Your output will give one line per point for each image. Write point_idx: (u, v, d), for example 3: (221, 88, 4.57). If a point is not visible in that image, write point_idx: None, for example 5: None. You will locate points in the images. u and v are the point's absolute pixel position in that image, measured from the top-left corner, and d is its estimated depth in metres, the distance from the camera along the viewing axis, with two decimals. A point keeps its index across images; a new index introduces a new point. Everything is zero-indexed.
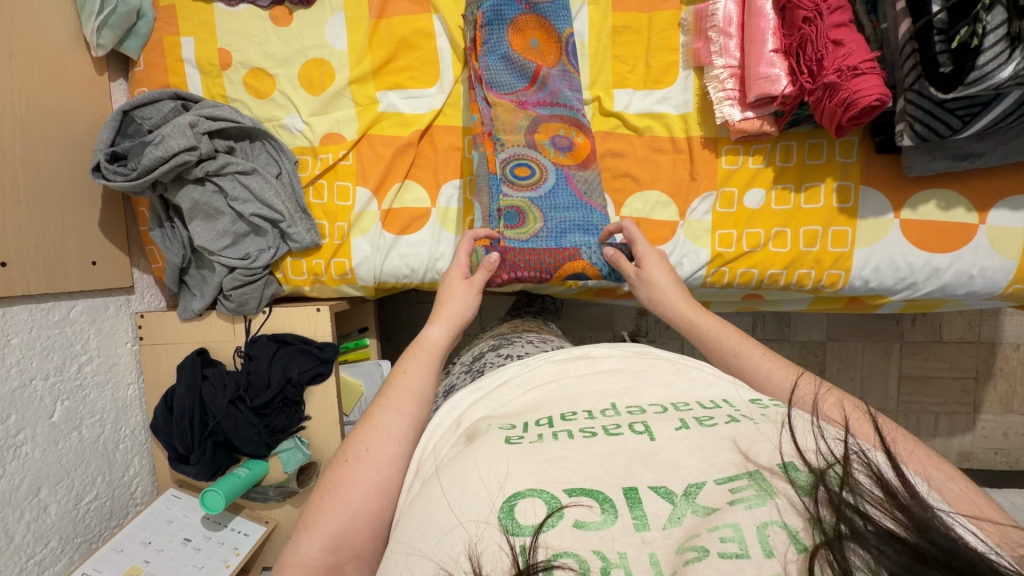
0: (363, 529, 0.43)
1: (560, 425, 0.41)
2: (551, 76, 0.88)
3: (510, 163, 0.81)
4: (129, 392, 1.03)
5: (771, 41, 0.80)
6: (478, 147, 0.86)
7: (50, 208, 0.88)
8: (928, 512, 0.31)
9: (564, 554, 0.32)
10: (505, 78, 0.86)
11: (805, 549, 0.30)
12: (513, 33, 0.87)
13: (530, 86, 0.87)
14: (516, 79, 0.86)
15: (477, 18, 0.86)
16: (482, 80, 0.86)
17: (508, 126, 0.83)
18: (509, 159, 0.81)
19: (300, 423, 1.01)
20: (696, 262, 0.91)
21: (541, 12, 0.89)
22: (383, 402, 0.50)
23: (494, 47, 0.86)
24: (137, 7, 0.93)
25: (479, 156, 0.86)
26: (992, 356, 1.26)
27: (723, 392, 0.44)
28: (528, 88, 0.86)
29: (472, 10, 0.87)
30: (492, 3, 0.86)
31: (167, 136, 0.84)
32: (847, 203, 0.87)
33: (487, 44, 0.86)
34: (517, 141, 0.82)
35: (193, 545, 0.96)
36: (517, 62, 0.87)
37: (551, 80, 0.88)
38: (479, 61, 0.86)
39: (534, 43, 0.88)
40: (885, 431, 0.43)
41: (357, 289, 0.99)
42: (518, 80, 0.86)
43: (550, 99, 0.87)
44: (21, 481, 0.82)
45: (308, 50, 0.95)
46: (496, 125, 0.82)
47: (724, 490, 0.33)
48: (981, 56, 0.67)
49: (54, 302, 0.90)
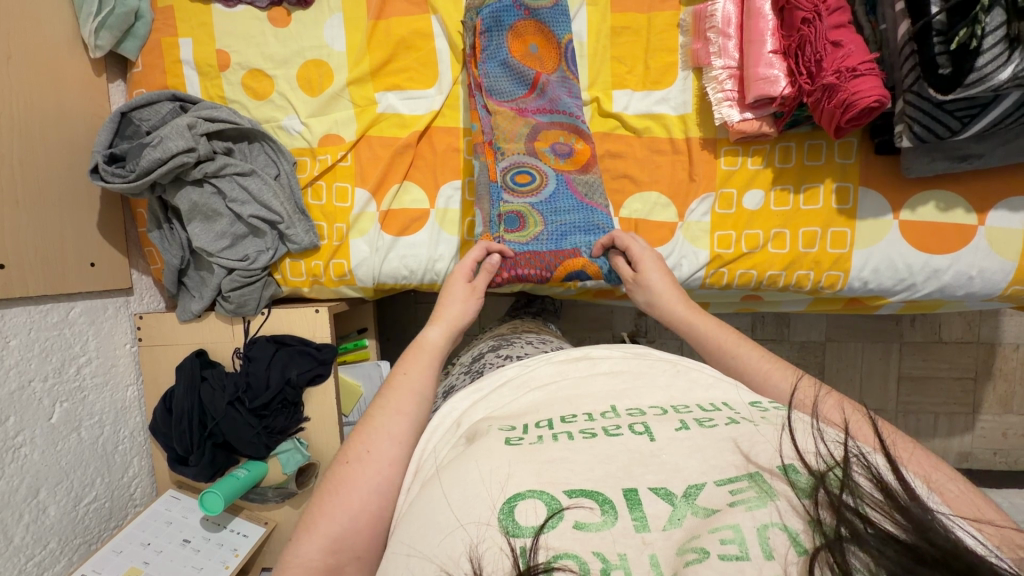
0: (363, 529, 0.43)
1: (560, 427, 0.41)
2: (550, 83, 0.89)
3: (510, 171, 0.82)
4: (128, 393, 1.04)
5: (770, 42, 0.80)
6: (478, 155, 0.87)
7: (49, 209, 0.88)
8: (928, 514, 0.31)
9: (564, 556, 0.32)
10: (505, 85, 0.87)
11: (805, 552, 0.30)
12: (513, 39, 0.88)
13: (530, 93, 0.88)
14: (515, 86, 0.88)
15: (477, 24, 0.87)
16: (482, 87, 0.87)
17: (508, 135, 0.84)
18: (509, 167, 0.82)
19: (299, 424, 1.01)
20: (695, 263, 0.90)
21: (541, 17, 0.89)
22: (382, 403, 0.50)
23: (494, 53, 0.88)
24: (135, 8, 0.93)
25: (480, 165, 0.87)
26: (992, 356, 1.26)
27: (723, 394, 0.44)
28: (527, 96, 0.87)
29: (471, 16, 0.88)
30: (491, 9, 0.87)
31: (165, 137, 0.84)
32: (847, 203, 0.87)
33: (487, 51, 0.88)
34: (517, 149, 0.83)
35: (192, 546, 0.97)
36: (517, 68, 0.88)
37: (550, 88, 0.89)
38: (478, 68, 0.87)
39: (533, 49, 0.89)
40: (884, 433, 0.43)
41: (356, 290, 0.99)
42: (517, 87, 0.88)
43: (550, 106, 0.88)
44: (20, 483, 0.83)
45: (306, 51, 0.95)
46: (497, 134, 0.83)
47: (724, 492, 0.33)
48: (981, 57, 0.66)
49: (53, 304, 0.90)
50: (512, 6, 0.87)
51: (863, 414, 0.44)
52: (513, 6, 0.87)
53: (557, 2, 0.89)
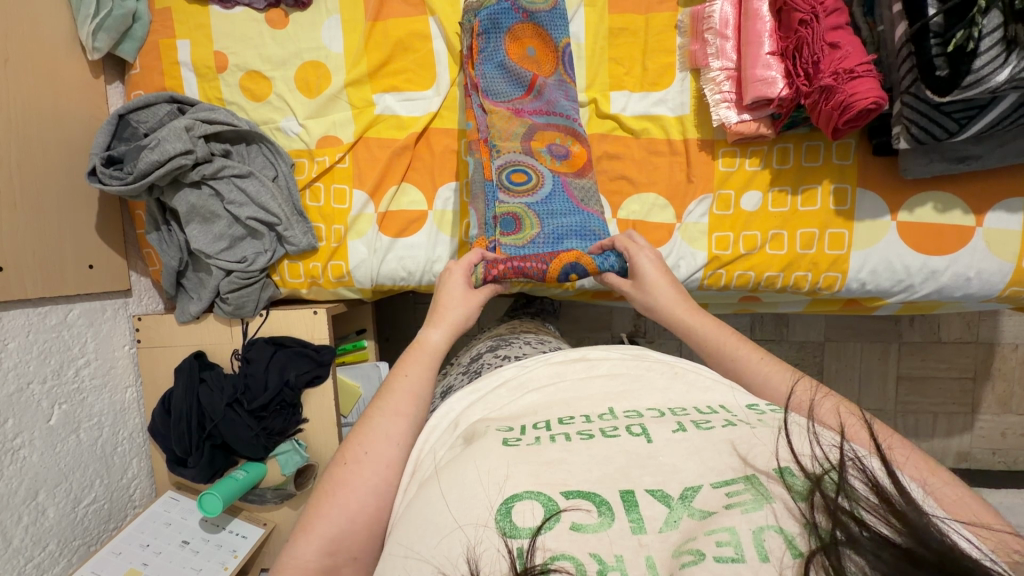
0: (360, 531, 0.43)
1: (557, 428, 0.41)
2: (547, 85, 0.87)
3: (505, 170, 0.79)
4: (127, 395, 1.04)
5: (767, 43, 0.80)
6: (472, 153, 0.87)
7: (47, 212, 0.88)
8: (924, 518, 0.31)
9: (561, 557, 0.32)
10: (502, 86, 0.83)
11: (801, 554, 0.30)
12: (510, 41, 0.85)
13: (527, 95, 0.85)
14: (512, 88, 0.84)
15: (474, 26, 0.84)
16: (479, 88, 0.83)
17: (504, 134, 0.81)
18: (504, 166, 0.79)
19: (298, 425, 1.01)
20: (693, 264, 0.90)
21: (538, 21, 0.87)
22: (378, 403, 0.50)
23: (491, 55, 0.84)
24: (133, 10, 0.93)
25: (475, 162, 0.86)
26: (991, 356, 1.26)
27: (720, 396, 0.44)
28: (524, 97, 0.84)
29: (469, 18, 0.86)
30: (489, 11, 0.83)
31: (162, 140, 0.84)
32: (844, 205, 0.87)
33: (483, 53, 0.84)
34: (512, 149, 0.81)
35: (192, 548, 0.97)
36: (515, 70, 0.84)
37: (547, 90, 0.87)
38: (476, 70, 0.84)
39: (531, 51, 0.86)
40: (881, 436, 0.43)
41: (354, 291, 0.99)
42: (514, 89, 0.84)
43: (547, 108, 0.85)
44: (19, 485, 0.83)
45: (304, 53, 0.95)
46: (492, 133, 0.80)
47: (720, 495, 0.34)
48: (977, 60, 0.66)
49: (51, 306, 0.90)
50: (509, 7, 0.84)
51: (859, 416, 0.44)
52: (511, 8, 0.84)
53: (555, 5, 0.88)
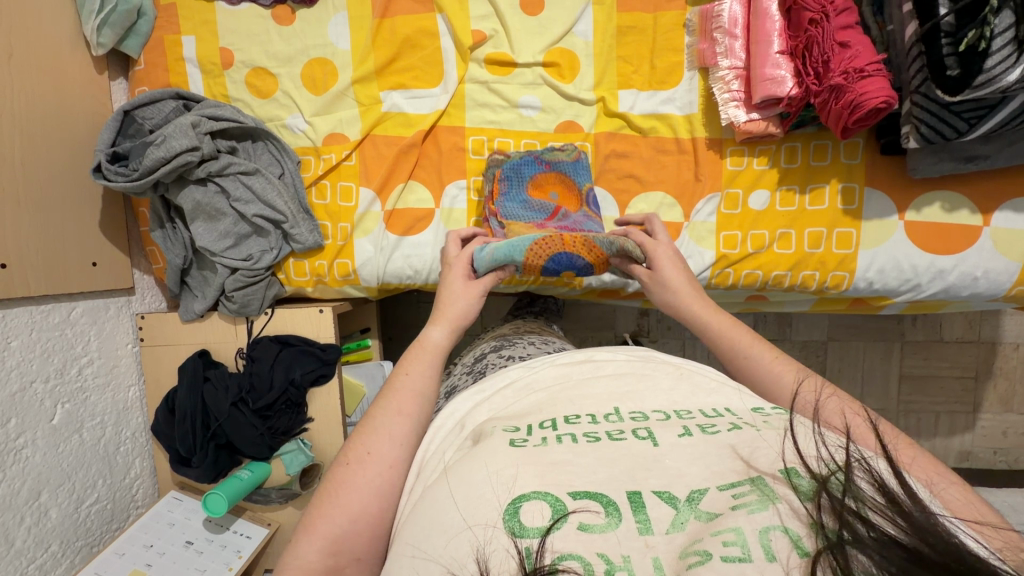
0: (364, 532, 0.42)
1: (564, 428, 0.40)
2: (571, 214, 0.85)
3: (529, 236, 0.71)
4: (129, 394, 1.03)
5: (777, 42, 0.80)
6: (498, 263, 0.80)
7: (50, 209, 0.87)
8: (932, 519, 0.30)
9: (568, 557, 0.31)
10: (523, 215, 0.84)
11: (807, 554, 0.29)
12: (532, 188, 0.88)
13: (549, 218, 0.84)
14: (535, 215, 0.84)
15: (496, 174, 0.89)
16: (498, 216, 0.85)
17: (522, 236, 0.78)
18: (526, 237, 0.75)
19: (302, 425, 1.00)
20: (701, 263, 0.90)
21: (561, 169, 0.89)
22: (384, 403, 0.49)
23: (514, 195, 0.87)
24: (138, 6, 0.92)
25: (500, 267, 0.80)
26: (992, 355, 1.27)
27: (726, 400, 0.44)
28: (547, 220, 0.84)
29: (492, 168, 0.91)
30: (511, 162, 0.88)
31: (168, 136, 0.83)
32: (852, 205, 0.87)
33: (506, 194, 0.87)
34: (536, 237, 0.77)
35: (195, 549, 0.96)
36: (537, 204, 0.86)
37: (572, 216, 0.85)
38: (497, 204, 0.87)
39: (554, 196, 0.88)
40: (893, 436, 0.43)
41: (360, 289, 0.98)
42: (536, 215, 0.84)
43: (573, 225, 0.83)
44: (21, 485, 0.82)
45: (310, 50, 0.94)
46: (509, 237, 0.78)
47: (727, 497, 0.33)
48: (989, 59, 0.66)
49: (54, 304, 0.89)
50: (532, 159, 0.89)
51: (865, 416, 0.44)
52: (534, 160, 0.89)
53: (578, 156, 0.90)
